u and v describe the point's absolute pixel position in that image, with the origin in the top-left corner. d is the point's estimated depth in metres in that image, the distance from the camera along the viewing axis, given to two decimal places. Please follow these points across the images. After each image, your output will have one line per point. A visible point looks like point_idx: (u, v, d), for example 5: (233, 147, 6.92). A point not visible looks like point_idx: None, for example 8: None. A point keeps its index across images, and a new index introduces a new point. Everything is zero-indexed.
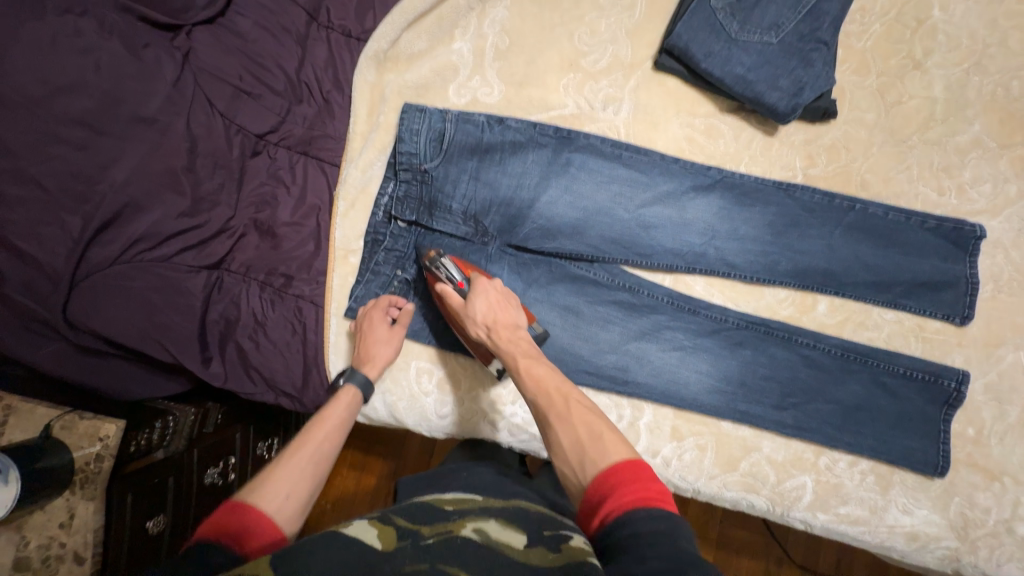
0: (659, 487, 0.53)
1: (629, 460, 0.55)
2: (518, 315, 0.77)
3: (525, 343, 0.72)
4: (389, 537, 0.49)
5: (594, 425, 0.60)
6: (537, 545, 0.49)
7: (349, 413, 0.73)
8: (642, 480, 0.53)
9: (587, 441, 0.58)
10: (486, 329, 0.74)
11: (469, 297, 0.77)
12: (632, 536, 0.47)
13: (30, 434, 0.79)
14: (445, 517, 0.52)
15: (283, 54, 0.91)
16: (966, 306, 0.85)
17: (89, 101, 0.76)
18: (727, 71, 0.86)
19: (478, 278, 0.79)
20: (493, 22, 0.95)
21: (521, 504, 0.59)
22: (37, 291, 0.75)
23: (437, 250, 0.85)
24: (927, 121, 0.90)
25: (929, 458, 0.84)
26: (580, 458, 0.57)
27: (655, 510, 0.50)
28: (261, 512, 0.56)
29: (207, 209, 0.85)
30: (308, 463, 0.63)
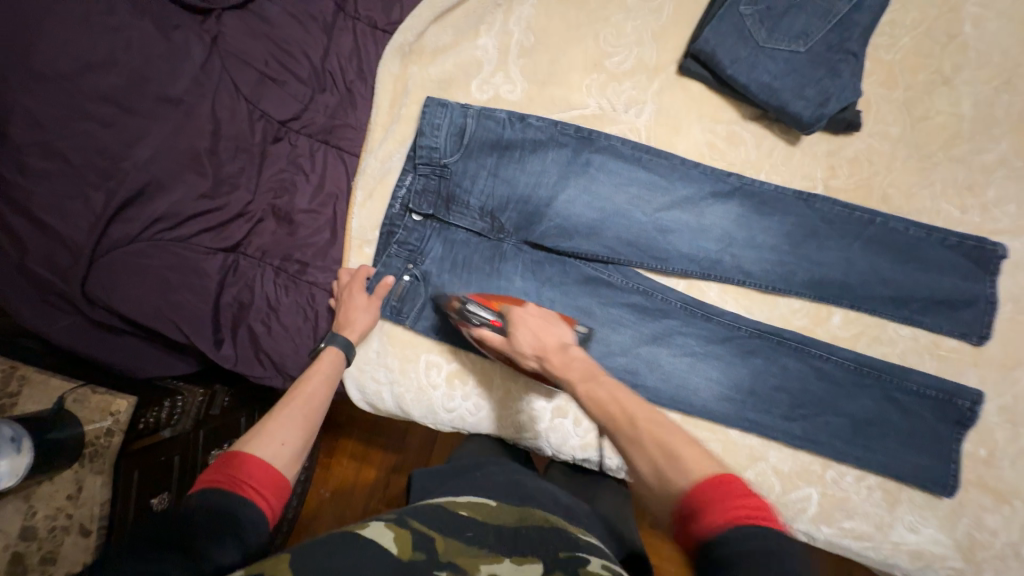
0: (754, 502, 0.47)
1: (716, 475, 0.50)
2: (563, 333, 0.78)
3: (579, 362, 0.72)
4: (404, 546, 0.49)
5: (664, 440, 0.56)
6: (555, 570, 0.49)
7: (335, 372, 0.76)
8: (734, 497, 0.47)
9: (661, 462, 0.54)
10: (537, 358, 0.75)
11: (511, 331, 0.78)
12: (735, 561, 0.42)
13: (41, 406, 0.79)
14: (463, 543, 0.52)
15: (309, 42, 0.92)
16: (983, 326, 0.84)
17: (118, 78, 0.77)
18: (753, 78, 0.85)
19: (510, 309, 0.81)
20: (519, 19, 0.94)
21: (534, 513, 0.60)
22: (57, 264, 0.76)
23: (458, 297, 0.85)
24: (952, 137, 0.90)
25: (938, 477, 0.83)
26: (658, 479, 0.53)
27: (754, 529, 0.44)
28: (263, 458, 0.59)
29: (226, 192, 0.86)
30: (299, 415, 0.67)
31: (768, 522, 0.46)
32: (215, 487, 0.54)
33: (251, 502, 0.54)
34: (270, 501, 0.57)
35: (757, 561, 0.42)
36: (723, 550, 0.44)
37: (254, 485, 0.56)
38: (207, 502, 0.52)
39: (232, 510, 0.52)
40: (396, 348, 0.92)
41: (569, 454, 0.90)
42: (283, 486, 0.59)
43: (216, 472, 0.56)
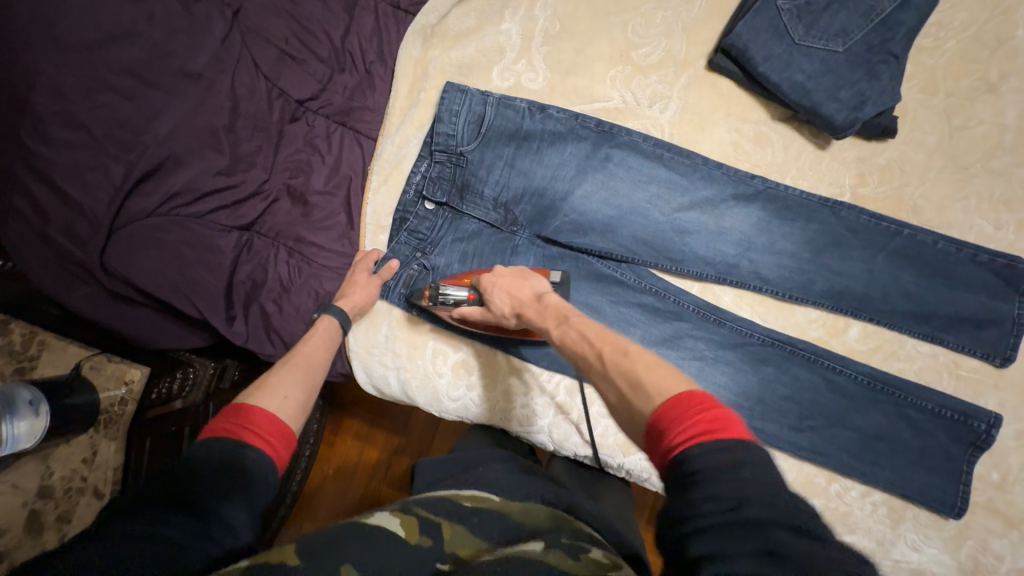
0: (719, 414, 0.44)
1: (680, 393, 0.47)
2: (535, 282, 0.77)
3: (552, 304, 0.71)
4: (410, 530, 0.51)
5: (630, 368, 0.54)
6: (555, 549, 0.50)
7: (329, 338, 0.78)
8: (694, 412, 0.45)
9: (626, 389, 0.53)
10: (515, 314, 0.75)
11: (486, 300, 0.77)
12: (699, 477, 0.40)
13: (59, 370, 0.82)
14: (470, 531, 0.53)
15: (331, 21, 0.90)
16: (1008, 347, 0.82)
17: (139, 51, 0.77)
18: (785, 77, 0.82)
19: (481, 278, 0.80)
20: (545, 5, 0.92)
21: (534, 505, 0.60)
22: (76, 233, 0.77)
23: (428, 287, 0.85)
24: (993, 148, 0.85)
25: (946, 498, 0.82)
26: (627, 407, 0.52)
27: (718, 444, 0.42)
28: (265, 409, 0.60)
29: (243, 170, 0.86)
30: (298, 374, 0.69)
31: (735, 432, 0.43)
32: (225, 438, 0.55)
33: (261, 452, 0.55)
34: (279, 450, 0.58)
35: (720, 476, 0.40)
36: (685, 469, 0.42)
37: (262, 435, 0.57)
38: (216, 457, 0.52)
39: (245, 464, 0.53)
40: (404, 334, 0.92)
41: (571, 450, 0.90)
42: (289, 435, 0.60)
43: (226, 424, 0.56)
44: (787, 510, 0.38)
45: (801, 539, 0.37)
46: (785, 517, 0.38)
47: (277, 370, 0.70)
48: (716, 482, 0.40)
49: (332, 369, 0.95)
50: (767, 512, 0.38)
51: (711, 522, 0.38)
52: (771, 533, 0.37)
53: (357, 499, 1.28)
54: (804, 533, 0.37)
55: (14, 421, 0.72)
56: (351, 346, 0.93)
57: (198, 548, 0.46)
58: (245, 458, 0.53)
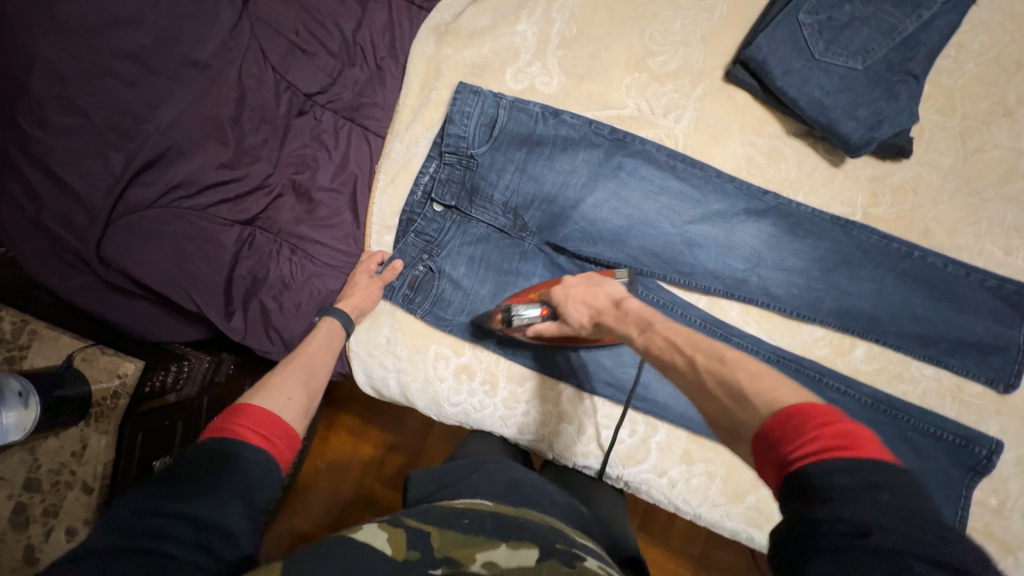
0: (846, 428, 0.39)
1: (804, 405, 0.42)
2: (606, 287, 0.72)
3: (634, 308, 0.64)
4: (398, 544, 0.49)
5: (727, 374, 0.48)
6: (550, 558, 0.49)
7: (331, 338, 0.77)
8: (819, 425, 0.40)
9: (725, 397, 0.47)
10: (593, 323, 0.69)
11: (562, 314, 0.73)
12: (830, 498, 0.36)
13: (51, 361, 0.80)
14: (461, 534, 0.51)
15: (343, 14, 0.88)
16: (1011, 374, 0.82)
17: (144, 36, 0.75)
18: (804, 92, 0.81)
19: (552, 294, 0.77)
20: (562, 7, 0.90)
21: (531, 510, 0.59)
22: (71, 222, 0.74)
23: (500, 309, 0.82)
24: (1007, 173, 0.85)
25: (943, 522, 0.82)
26: (727, 418, 0.47)
27: (846, 462, 0.37)
28: (269, 409, 0.57)
29: (247, 163, 0.83)
30: (300, 374, 0.67)
31: (864, 448, 0.38)
32: (227, 437, 0.51)
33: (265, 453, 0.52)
34: (283, 452, 0.55)
35: (853, 498, 0.36)
36: (811, 488, 0.37)
37: (265, 435, 0.53)
38: (216, 455, 0.49)
39: (245, 465, 0.49)
40: (406, 337, 0.90)
41: (571, 461, 0.88)
42: (294, 437, 0.57)
43: (227, 423, 0.53)
44: (925, 539, 0.35)
45: (942, 573, 0.34)
46: (924, 547, 0.34)
47: (278, 371, 0.67)
48: (848, 505, 0.36)
49: (331, 368, 0.93)
50: (899, 540, 0.34)
51: (837, 547, 0.35)
52: (912, 565, 0.33)
53: (348, 495, 1.27)
54: (952, 570, 0.34)
55: (3, 411, 0.71)
56: (352, 347, 0.91)
57: (196, 561, 0.43)
58: (247, 459, 0.50)
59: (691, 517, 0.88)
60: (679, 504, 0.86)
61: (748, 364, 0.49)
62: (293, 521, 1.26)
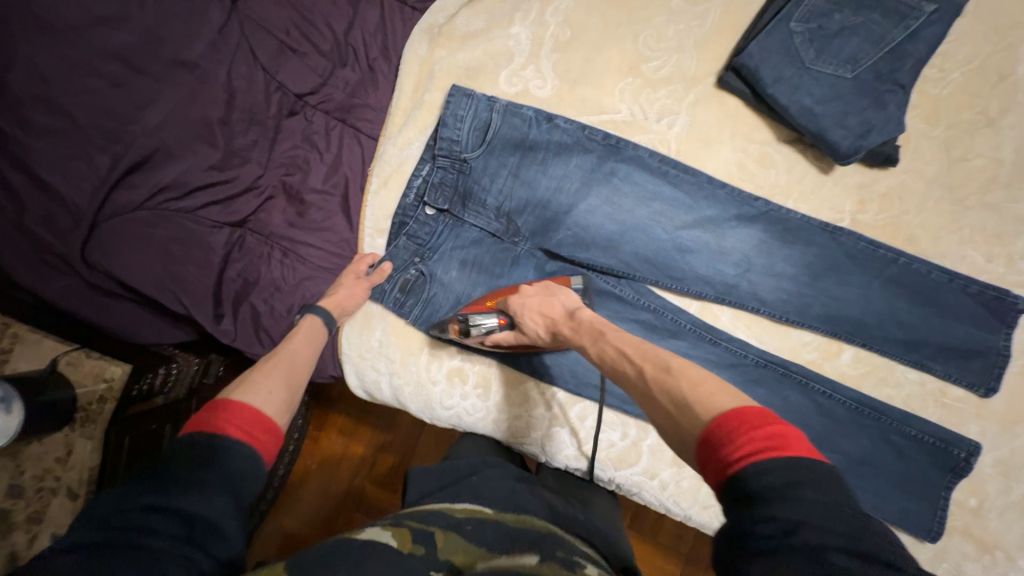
0: (773, 430, 0.42)
1: (739, 409, 0.45)
2: (564, 296, 0.76)
3: (586, 318, 0.69)
4: (403, 539, 0.50)
5: (674, 386, 0.52)
6: (550, 562, 0.49)
7: (313, 337, 0.75)
8: (749, 428, 0.42)
9: (670, 405, 0.51)
10: (549, 332, 0.73)
11: (518, 323, 0.76)
12: (763, 496, 0.38)
13: (34, 365, 0.79)
14: (464, 539, 0.51)
15: (334, 14, 0.87)
16: (992, 378, 0.84)
17: (130, 36, 0.74)
18: (794, 100, 0.82)
19: (508, 303, 0.78)
20: (556, 11, 0.90)
21: (532, 519, 0.58)
22: (56, 225, 0.73)
23: (454, 319, 0.82)
24: (989, 182, 0.87)
25: (924, 523, 0.84)
26: (671, 423, 0.50)
27: (773, 462, 0.40)
28: (249, 404, 0.56)
29: (237, 164, 0.82)
30: (282, 370, 0.65)
31: (792, 449, 0.41)
32: (206, 432, 0.51)
33: (247, 446, 0.52)
34: (265, 444, 0.54)
35: (783, 497, 0.38)
36: (743, 489, 0.40)
37: (245, 428, 0.53)
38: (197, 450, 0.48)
39: (225, 458, 0.49)
40: (399, 340, 0.90)
41: (562, 463, 0.89)
42: (276, 430, 0.56)
43: (207, 419, 0.52)
44: (848, 533, 0.36)
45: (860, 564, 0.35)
46: (845, 540, 0.36)
47: (259, 368, 0.66)
48: (780, 502, 0.38)
49: (322, 371, 0.92)
50: (824, 534, 0.36)
51: (771, 545, 0.36)
52: (830, 558, 0.35)
53: (339, 495, 1.26)
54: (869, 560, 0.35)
55: None
56: (344, 350, 0.91)
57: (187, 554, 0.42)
58: (230, 450, 0.50)
59: (681, 518, 0.89)
60: (670, 506, 0.87)
61: (692, 371, 0.54)
62: (282, 522, 1.25)
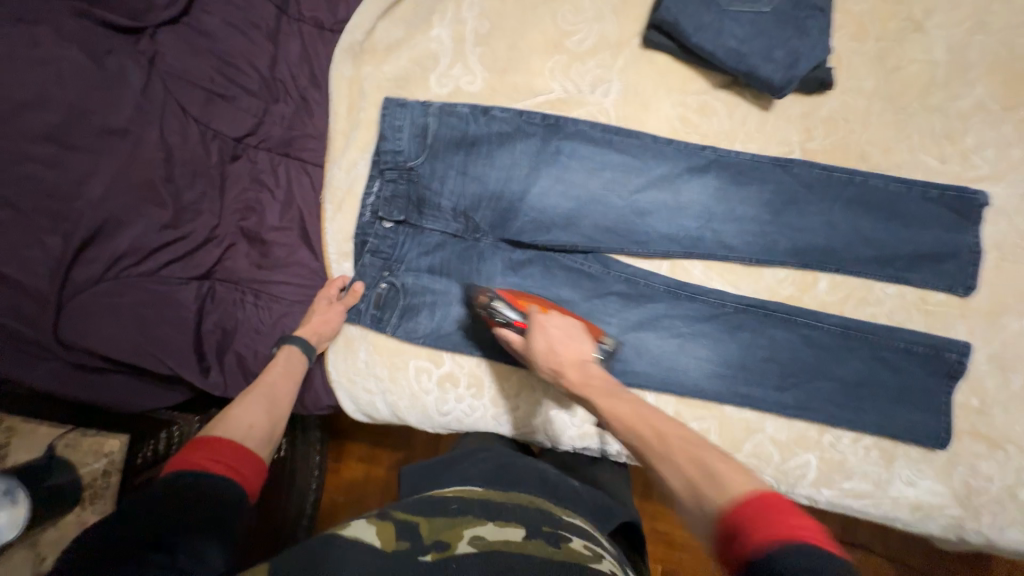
0: (804, 523, 0.42)
1: (757, 492, 0.45)
2: (585, 347, 0.72)
3: (598, 379, 0.68)
4: (387, 537, 0.51)
5: (697, 455, 0.52)
6: (535, 537, 0.51)
7: (292, 367, 0.77)
8: (780, 515, 0.43)
9: (698, 477, 0.50)
10: (551, 369, 0.71)
11: (529, 337, 0.73)
12: None
13: (32, 454, 0.80)
14: (448, 518, 0.54)
15: (255, 52, 0.87)
16: (969, 276, 0.84)
17: (54, 115, 0.73)
18: (719, 45, 0.82)
19: (536, 313, 0.75)
20: (472, 5, 0.90)
21: (519, 495, 0.62)
22: (24, 314, 0.74)
23: (486, 292, 0.81)
24: (927, 86, 0.87)
25: (930, 431, 0.84)
26: (694, 497, 0.48)
27: (802, 548, 0.39)
28: (231, 439, 0.58)
29: (189, 219, 0.83)
30: (262, 403, 0.68)
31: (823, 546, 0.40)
32: (189, 470, 0.53)
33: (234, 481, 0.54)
34: (250, 476, 0.57)
35: None
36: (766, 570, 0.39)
37: (224, 462, 0.55)
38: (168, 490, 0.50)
39: (201, 489, 0.51)
40: (383, 357, 0.91)
41: (569, 445, 0.89)
42: (258, 461, 0.59)
43: (189, 457, 0.54)
44: None
45: None
46: None
47: (241, 402, 0.68)
48: None
49: (318, 403, 0.93)
50: None
51: None
52: None
53: None
54: None
55: None
56: (332, 378, 0.91)
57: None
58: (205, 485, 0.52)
59: None
60: None
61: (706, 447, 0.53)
62: None
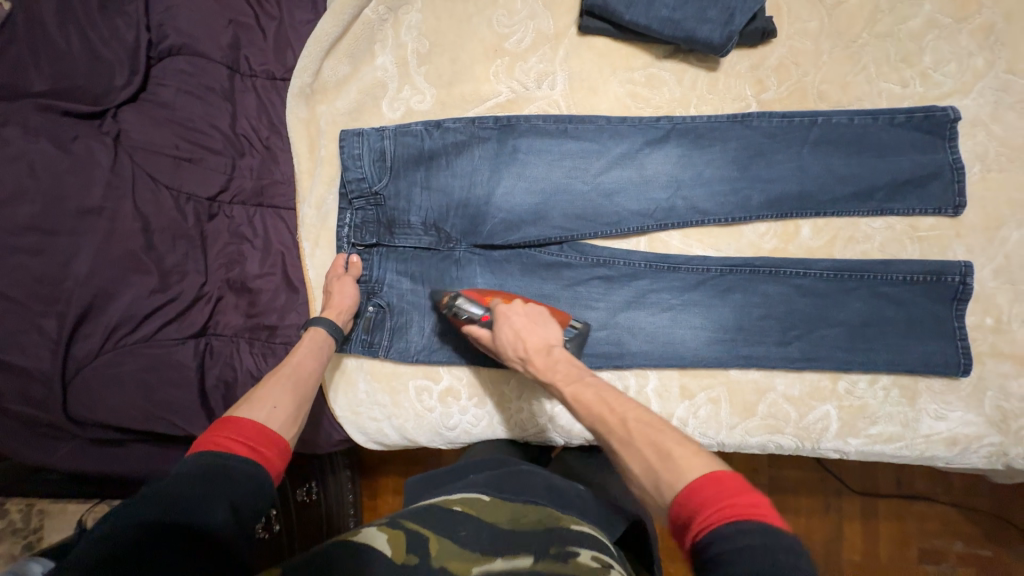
0: (751, 499, 0.47)
1: (710, 475, 0.49)
2: (550, 332, 0.73)
3: (563, 363, 0.69)
4: (398, 547, 0.52)
5: (660, 442, 0.55)
6: (544, 560, 0.51)
7: (317, 348, 0.78)
8: (730, 495, 0.47)
9: (658, 463, 0.54)
10: (520, 359, 0.72)
11: (494, 329, 0.74)
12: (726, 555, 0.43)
13: (64, 532, 0.85)
14: (457, 547, 0.53)
15: (213, 112, 0.90)
16: (955, 195, 0.81)
17: (34, 205, 0.77)
18: (652, 16, 0.83)
19: (499, 305, 0.77)
20: (409, 28, 0.92)
21: (526, 508, 0.61)
22: (32, 398, 0.77)
23: (450, 292, 0.82)
24: (873, 14, 0.86)
25: (949, 359, 0.81)
26: (654, 482, 0.53)
27: (745, 527, 0.44)
28: (255, 420, 0.62)
29: (176, 280, 0.85)
30: (287, 383, 0.70)
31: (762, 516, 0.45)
32: (209, 451, 0.56)
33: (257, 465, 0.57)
34: (269, 456, 0.60)
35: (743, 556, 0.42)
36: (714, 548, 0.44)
37: (246, 444, 0.58)
38: (204, 482, 0.52)
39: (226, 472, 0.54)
40: (382, 383, 0.92)
41: (581, 438, 0.89)
42: (282, 444, 0.62)
43: (215, 436, 0.58)
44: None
45: None
46: None
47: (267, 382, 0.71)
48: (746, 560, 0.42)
49: (330, 439, 0.94)
50: None
51: None
52: None
53: None
54: None
55: None
56: (337, 412, 0.92)
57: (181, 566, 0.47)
58: (231, 486, 0.53)
59: (716, 448, 0.87)
60: (699, 439, 0.86)
61: (661, 432, 0.57)
62: None
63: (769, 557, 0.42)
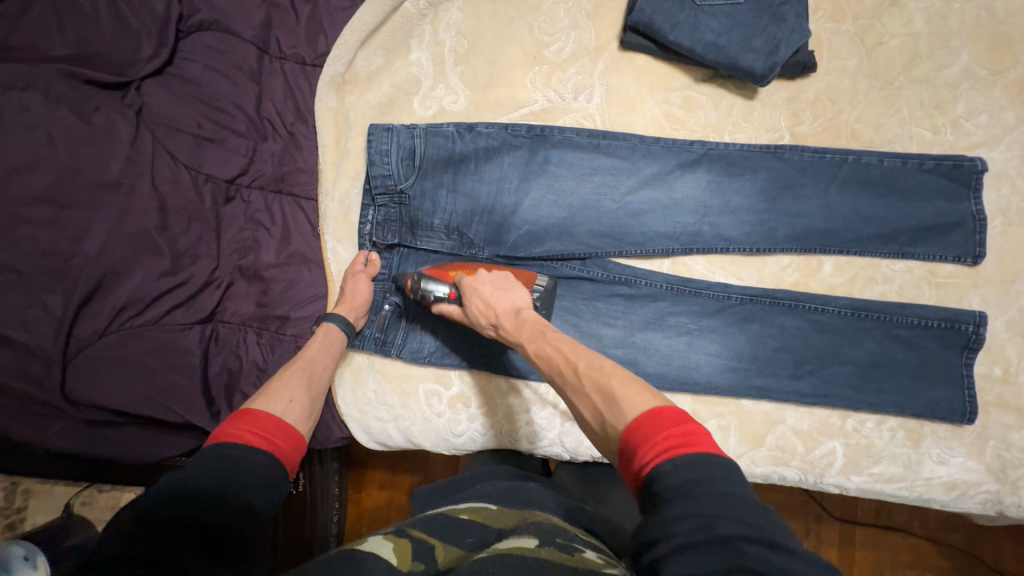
0: (686, 430, 0.48)
1: (649, 412, 0.51)
2: (517, 295, 0.76)
3: (529, 321, 0.72)
4: (403, 556, 0.49)
5: (605, 382, 0.58)
6: (548, 545, 0.50)
7: (330, 342, 0.79)
8: (666, 428, 0.48)
9: (603, 404, 0.56)
10: (489, 326, 0.75)
11: (464, 303, 0.77)
12: (668, 489, 0.43)
13: (49, 514, 0.82)
14: (465, 551, 0.52)
15: (239, 93, 0.88)
16: (976, 245, 0.82)
17: (47, 175, 0.74)
18: (697, 40, 0.82)
19: (464, 279, 0.79)
20: (448, 26, 0.91)
21: (533, 513, 0.60)
22: (30, 376, 0.73)
23: (411, 275, 0.83)
24: (912, 59, 0.87)
25: (956, 407, 0.82)
26: (601, 422, 0.56)
27: (681, 458, 0.45)
28: (271, 412, 0.62)
29: (188, 264, 0.83)
30: (301, 377, 0.71)
31: (700, 447, 0.46)
32: (226, 441, 0.56)
33: (272, 456, 0.57)
34: (284, 449, 0.59)
35: (684, 491, 0.43)
36: (653, 484, 0.45)
37: (264, 436, 0.58)
38: (223, 476, 0.52)
39: (242, 463, 0.54)
40: (392, 383, 0.91)
41: (588, 455, 0.88)
42: (296, 435, 0.62)
43: (232, 428, 0.58)
44: (739, 514, 0.40)
45: (764, 547, 0.38)
46: (743, 526, 0.40)
47: (281, 375, 0.71)
48: (687, 491, 0.42)
49: (330, 436, 0.91)
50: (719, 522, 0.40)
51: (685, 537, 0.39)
52: (741, 546, 0.38)
53: None
54: (751, 537, 0.39)
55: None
56: (341, 407, 0.89)
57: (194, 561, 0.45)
58: (254, 483, 0.53)
59: None
60: None
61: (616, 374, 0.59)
62: None
63: (703, 479, 0.43)
